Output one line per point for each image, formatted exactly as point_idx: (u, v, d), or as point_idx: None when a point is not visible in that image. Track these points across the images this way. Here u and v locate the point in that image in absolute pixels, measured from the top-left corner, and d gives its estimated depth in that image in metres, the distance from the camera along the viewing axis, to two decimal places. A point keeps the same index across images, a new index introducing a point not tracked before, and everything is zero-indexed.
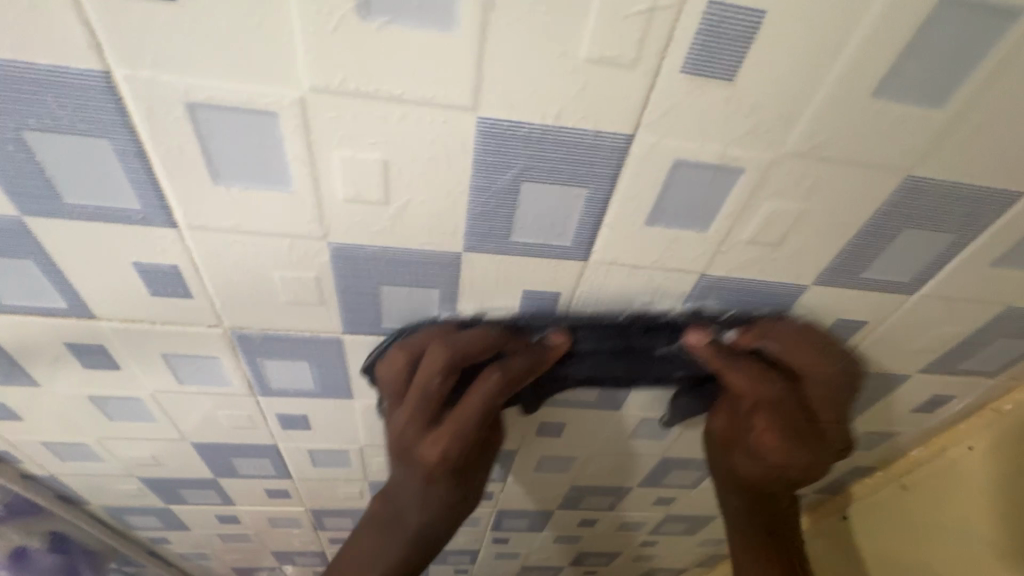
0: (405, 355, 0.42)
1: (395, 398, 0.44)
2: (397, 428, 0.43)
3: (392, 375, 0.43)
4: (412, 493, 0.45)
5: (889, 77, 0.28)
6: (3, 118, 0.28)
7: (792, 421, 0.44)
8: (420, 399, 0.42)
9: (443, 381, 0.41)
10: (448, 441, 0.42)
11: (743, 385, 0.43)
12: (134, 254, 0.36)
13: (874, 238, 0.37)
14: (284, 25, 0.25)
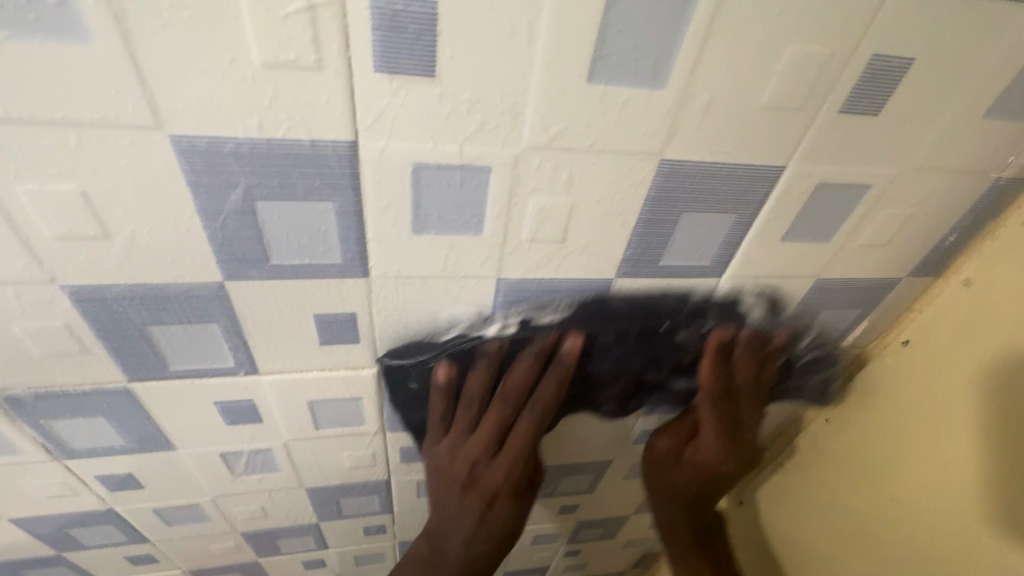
0: (448, 379, 0.44)
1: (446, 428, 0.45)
2: (460, 465, 0.45)
3: (457, 428, 0.45)
4: (490, 483, 0.46)
5: (596, 62, 0.28)
6: None
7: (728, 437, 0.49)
8: (480, 431, 0.44)
9: (512, 415, 0.44)
10: (513, 453, 0.45)
11: (744, 378, 0.48)
12: None
13: (657, 224, 0.37)
14: None
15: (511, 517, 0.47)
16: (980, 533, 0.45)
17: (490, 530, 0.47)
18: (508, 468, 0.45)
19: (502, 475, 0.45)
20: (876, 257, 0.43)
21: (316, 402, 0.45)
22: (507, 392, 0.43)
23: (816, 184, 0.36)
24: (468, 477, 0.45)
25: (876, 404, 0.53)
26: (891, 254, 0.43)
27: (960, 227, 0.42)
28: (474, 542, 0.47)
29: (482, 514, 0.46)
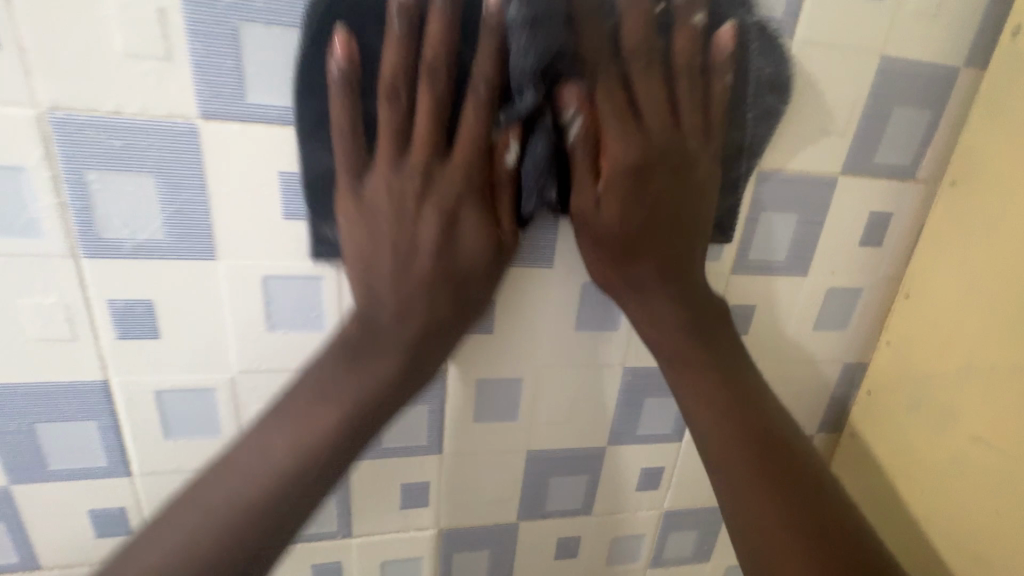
0: (394, 178, 0.38)
1: (355, 335, 0.41)
2: (379, 292, 0.40)
3: (376, 216, 0.39)
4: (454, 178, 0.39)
5: (580, 322, 0.50)
6: (26, 418, 0.42)
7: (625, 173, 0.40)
8: (411, 214, 0.39)
9: (481, 192, 0.40)
10: (470, 267, 0.41)
11: (658, 141, 0.40)
12: (91, 503, 0.47)
13: (630, 407, 0.56)
14: (223, 341, 0.43)
15: (455, 316, 0.42)
16: (930, 235, 0.53)
17: (405, 366, 0.42)
18: (469, 269, 0.41)
19: (460, 273, 0.41)
20: None
21: (386, 561, 0.58)
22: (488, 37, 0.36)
23: None
24: (368, 260, 0.40)
25: (890, 381, 0.58)
26: (797, 417, 0.62)
27: (837, 396, 0.62)
28: (380, 389, 0.41)
29: (430, 309, 0.41)
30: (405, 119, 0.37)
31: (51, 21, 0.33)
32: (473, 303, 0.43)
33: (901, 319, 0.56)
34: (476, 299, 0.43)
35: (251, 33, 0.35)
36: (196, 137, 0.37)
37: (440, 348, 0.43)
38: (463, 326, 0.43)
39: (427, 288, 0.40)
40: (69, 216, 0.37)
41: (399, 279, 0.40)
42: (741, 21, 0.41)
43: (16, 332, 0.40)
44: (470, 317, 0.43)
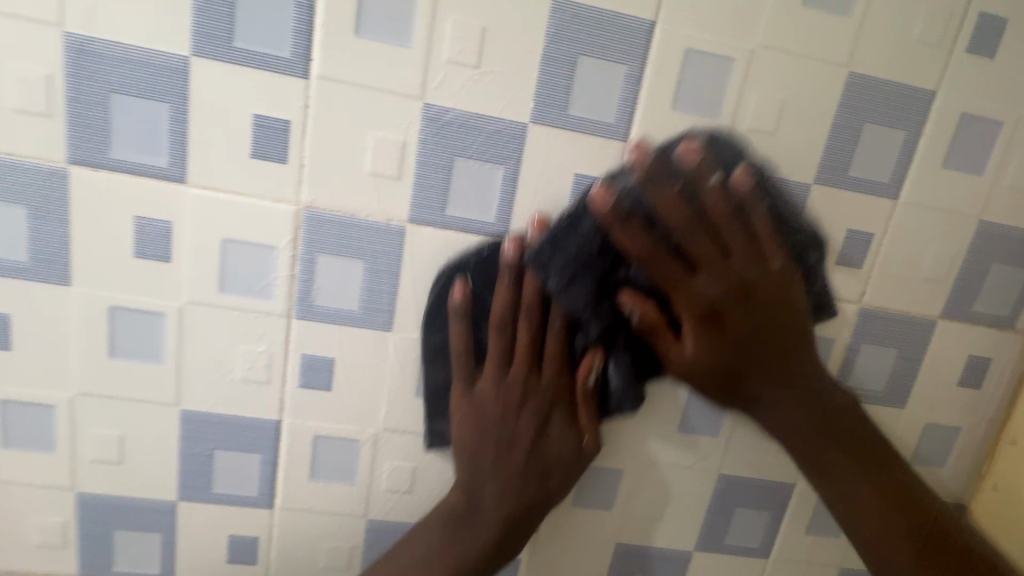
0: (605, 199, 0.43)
1: (509, 317, 0.47)
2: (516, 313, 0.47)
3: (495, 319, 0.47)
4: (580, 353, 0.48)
5: (682, 423, 0.55)
6: (210, 443, 0.51)
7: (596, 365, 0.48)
8: (526, 296, 0.46)
9: (540, 333, 0.48)
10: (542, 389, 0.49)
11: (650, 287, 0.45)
12: (233, 528, 0.53)
13: (720, 514, 0.58)
14: (376, 402, 0.51)
15: (552, 394, 0.49)
16: None
17: (509, 435, 0.50)
18: (536, 409, 0.50)
19: (547, 394, 0.49)
20: None
21: None
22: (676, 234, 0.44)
23: (816, 499, 0.59)
24: (509, 355, 0.48)
25: (995, 525, 0.57)
26: None
27: None
28: (481, 449, 0.49)
29: (509, 412, 0.49)
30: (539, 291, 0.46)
31: (326, 148, 0.44)
32: (575, 422, 0.50)
33: (1005, 463, 0.57)
34: (482, 495, 0.50)
35: (460, 166, 0.46)
36: (402, 235, 0.47)
37: (517, 479, 0.50)
38: (578, 441, 0.50)
39: (537, 397, 0.49)
40: (293, 286, 0.47)
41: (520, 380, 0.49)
42: (846, 185, 0.49)
43: (226, 372, 0.49)
44: (584, 441, 0.50)
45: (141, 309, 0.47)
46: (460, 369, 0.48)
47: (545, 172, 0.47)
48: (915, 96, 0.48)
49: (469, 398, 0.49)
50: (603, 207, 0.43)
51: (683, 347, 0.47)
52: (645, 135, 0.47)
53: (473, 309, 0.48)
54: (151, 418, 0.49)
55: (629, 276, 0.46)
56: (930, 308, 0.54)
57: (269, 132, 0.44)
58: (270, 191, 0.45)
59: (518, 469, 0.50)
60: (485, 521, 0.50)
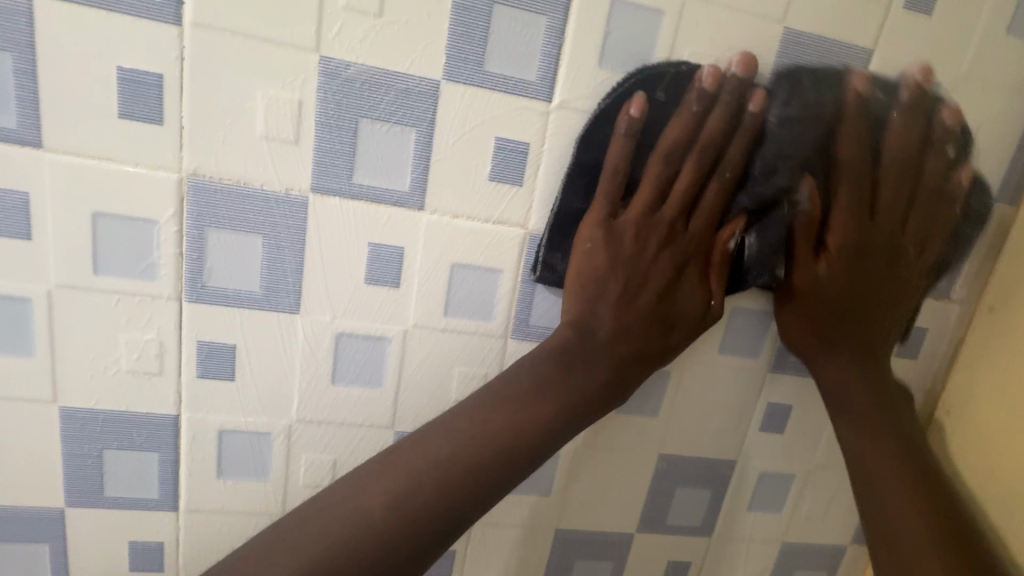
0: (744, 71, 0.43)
1: (682, 148, 0.44)
2: (687, 174, 0.45)
3: (589, 261, 0.45)
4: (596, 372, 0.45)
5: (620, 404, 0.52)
6: (99, 442, 0.45)
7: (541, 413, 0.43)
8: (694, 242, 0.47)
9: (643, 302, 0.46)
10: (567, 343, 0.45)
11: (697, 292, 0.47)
12: (133, 534, 0.48)
13: (660, 495, 0.56)
14: (287, 391, 0.46)
15: (688, 277, 0.47)
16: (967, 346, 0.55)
17: (632, 294, 0.46)
18: (576, 382, 0.44)
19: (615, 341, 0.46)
20: (820, 525, 0.61)
21: None
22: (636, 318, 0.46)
23: (758, 476, 0.57)
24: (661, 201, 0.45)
25: None
26: (830, 525, 0.61)
27: None
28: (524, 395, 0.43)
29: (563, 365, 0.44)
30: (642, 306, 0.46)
31: (208, 107, 0.39)
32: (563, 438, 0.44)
33: (940, 432, 0.57)
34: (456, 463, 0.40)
35: (368, 130, 0.41)
36: (306, 207, 0.42)
37: (635, 330, 0.46)
38: (706, 300, 0.48)
39: (674, 251, 0.47)
40: (182, 265, 0.42)
41: (644, 231, 0.46)
42: None
43: (111, 363, 0.43)
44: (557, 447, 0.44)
45: (2, 296, 0.41)
46: (602, 201, 0.44)
47: (464, 136, 0.43)
48: (854, 56, 0.46)
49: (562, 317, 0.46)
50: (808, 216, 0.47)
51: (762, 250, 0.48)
52: (571, 96, 0.43)
53: (646, 133, 0.44)
54: (24, 417, 0.44)
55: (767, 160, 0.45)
56: None
57: (139, 88, 0.38)
58: (145, 157, 0.39)
59: (642, 317, 0.46)
60: (576, 386, 0.44)
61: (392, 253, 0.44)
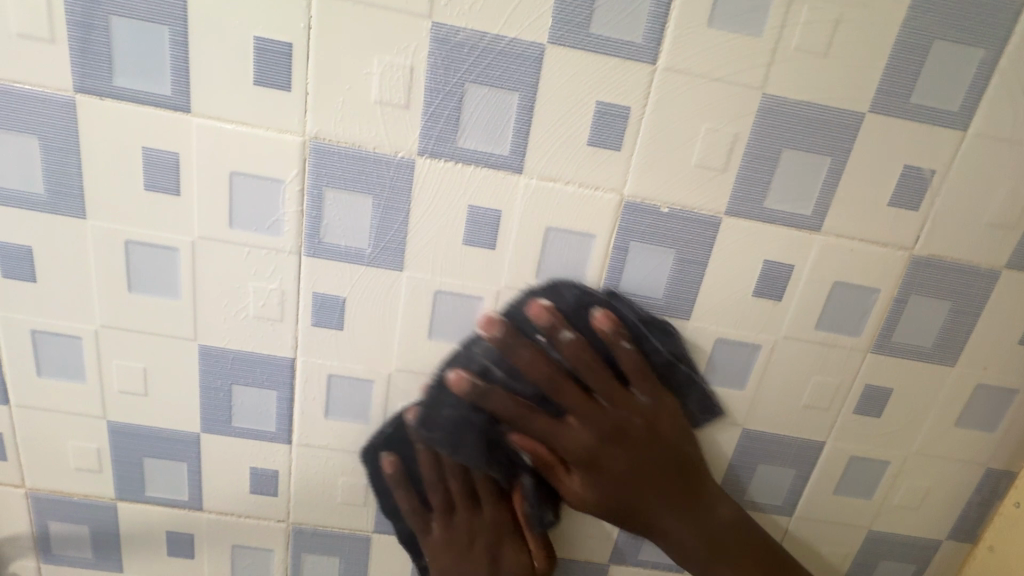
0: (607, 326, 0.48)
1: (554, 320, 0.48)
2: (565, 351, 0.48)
3: (406, 501, 0.54)
4: (484, 530, 0.54)
5: (706, 373, 0.52)
6: (229, 378, 0.51)
7: (491, 539, 0.54)
8: (451, 517, 0.54)
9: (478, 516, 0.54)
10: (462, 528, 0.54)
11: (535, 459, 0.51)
12: (254, 461, 0.55)
13: (742, 468, 0.56)
14: (388, 343, 0.50)
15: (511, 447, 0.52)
16: None
17: (471, 572, 0.54)
18: (492, 514, 0.54)
19: (490, 527, 0.54)
20: (914, 516, 0.58)
21: None
22: (442, 558, 0.54)
23: (848, 458, 0.55)
24: (444, 509, 0.54)
25: None
26: (925, 517, 0.58)
27: (975, 502, 0.57)
28: (457, 519, 0.54)
29: (474, 514, 0.54)
30: (465, 494, 0.53)
31: (330, 73, 0.42)
32: (522, 536, 0.54)
33: None
34: (476, 541, 0.54)
35: (472, 94, 0.43)
36: (412, 169, 0.45)
37: (494, 517, 0.54)
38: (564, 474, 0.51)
39: (484, 522, 0.54)
40: (303, 222, 0.46)
41: (460, 497, 0.53)
42: (907, 115, 0.44)
43: (240, 309, 0.49)
44: (536, 562, 0.54)
45: (155, 244, 0.47)
46: (426, 472, 0.53)
47: (565, 100, 0.43)
48: (999, 6, 0.41)
49: (443, 540, 0.54)
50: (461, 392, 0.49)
51: (568, 481, 0.51)
52: (676, 57, 0.42)
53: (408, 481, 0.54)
54: (170, 352, 0.50)
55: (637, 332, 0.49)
56: (994, 256, 0.48)
57: (272, 56, 0.42)
58: (274, 121, 0.43)
59: (501, 522, 0.54)
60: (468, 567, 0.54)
61: (489, 215, 0.46)
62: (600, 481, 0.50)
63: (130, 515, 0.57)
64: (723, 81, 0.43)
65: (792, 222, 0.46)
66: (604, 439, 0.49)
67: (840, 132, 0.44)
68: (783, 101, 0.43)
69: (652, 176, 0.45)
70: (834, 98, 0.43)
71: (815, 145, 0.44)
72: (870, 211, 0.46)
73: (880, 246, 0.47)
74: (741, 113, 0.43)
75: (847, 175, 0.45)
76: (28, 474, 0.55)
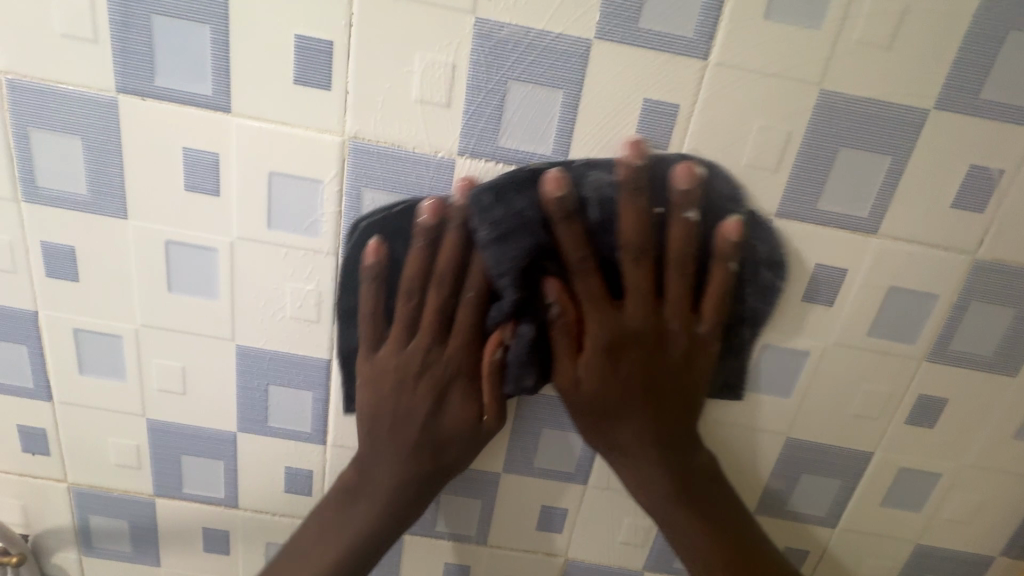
0: (561, 191, 0.41)
1: (453, 278, 0.45)
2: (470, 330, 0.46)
3: (402, 301, 0.46)
4: (439, 375, 0.47)
5: (751, 380, 0.50)
6: (265, 379, 0.51)
7: (464, 368, 0.47)
8: (409, 359, 0.47)
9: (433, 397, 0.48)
10: (436, 335, 0.46)
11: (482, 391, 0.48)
12: (289, 461, 0.55)
13: (785, 478, 0.54)
14: None
15: (626, 441, 0.48)
16: None
17: (411, 438, 0.49)
18: (452, 364, 0.47)
19: (455, 364, 0.47)
20: (965, 530, 0.56)
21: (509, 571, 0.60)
22: (380, 372, 0.47)
23: (897, 469, 0.53)
24: (446, 321, 0.46)
25: None
26: (977, 531, 0.56)
27: None
28: (397, 396, 0.48)
29: (443, 343, 0.47)
30: (441, 327, 0.46)
31: (370, 71, 0.41)
32: (478, 393, 0.49)
33: None
34: (424, 375, 0.47)
35: (514, 92, 0.42)
36: (452, 170, 0.44)
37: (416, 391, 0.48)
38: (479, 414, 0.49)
39: (458, 363, 0.47)
40: (340, 222, 0.45)
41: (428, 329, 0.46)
42: (976, 113, 0.41)
43: (277, 309, 0.49)
44: (484, 418, 0.48)
45: (194, 244, 0.47)
46: (399, 317, 0.46)
47: (611, 98, 0.42)
48: None
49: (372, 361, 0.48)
50: (433, 216, 0.43)
51: (575, 365, 0.46)
52: (729, 51, 0.40)
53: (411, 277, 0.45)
54: (208, 352, 0.50)
55: (602, 218, 0.43)
56: None
57: (312, 54, 0.41)
58: (314, 120, 0.42)
59: (443, 387, 0.48)
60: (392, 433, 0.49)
61: None
62: (579, 397, 0.47)
63: (168, 511, 0.58)
64: (778, 77, 0.41)
65: (847, 224, 0.44)
66: (603, 393, 0.46)
67: (902, 131, 0.42)
68: (842, 98, 0.41)
69: (700, 176, 0.43)
70: (897, 95, 0.41)
71: (875, 145, 0.42)
72: (931, 214, 0.44)
73: (940, 250, 0.45)
74: (796, 110, 0.41)
75: (907, 176, 0.43)
76: (71, 470, 0.56)
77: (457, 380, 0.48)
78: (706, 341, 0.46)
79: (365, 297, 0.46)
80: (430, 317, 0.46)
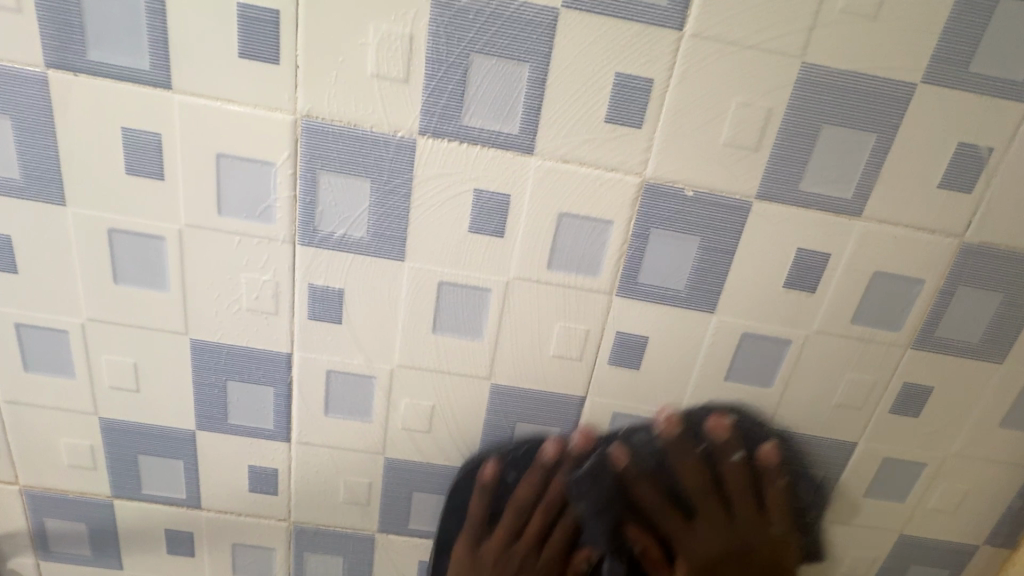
0: (675, 430, 0.49)
1: (552, 462, 0.50)
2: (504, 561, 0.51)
3: (482, 489, 0.51)
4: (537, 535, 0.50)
5: (730, 370, 0.48)
6: (223, 374, 0.49)
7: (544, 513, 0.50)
8: (506, 503, 0.50)
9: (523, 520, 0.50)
10: (540, 495, 0.50)
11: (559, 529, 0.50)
12: (252, 459, 0.52)
13: None
14: (390, 336, 0.47)
15: (692, 547, 0.50)
16: None
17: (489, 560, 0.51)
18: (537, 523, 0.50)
19: (541, 532, 0.50)
20: (947, 521, 0.55)
21: None
22: (495, 507, 0.51)
23: (881, 459, 0.52)
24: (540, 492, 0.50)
25: None
26: (959, 522, 0.55)
27: (1015, 507, 0.54)
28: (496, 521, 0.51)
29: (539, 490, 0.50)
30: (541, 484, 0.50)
31: (321, 44, 0.38)
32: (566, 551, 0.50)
33: None
34: (502, 518, 0.51)
35: (478, 67, 0.39)
36: (413, 150, 0.41)
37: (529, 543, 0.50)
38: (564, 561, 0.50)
39: (539, 513, 0.50)
40: (296, 208, 0.43)
41: (529, 501, 0.50)
42: (964, 86, 0.39)
43: (232, 301, 0.46)
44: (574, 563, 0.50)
45: (139, 232, 0.44)
46: (495, 471, 0.50)
47: (580, 71, 0.39)
48: None
49: (488, 483, 0.50)
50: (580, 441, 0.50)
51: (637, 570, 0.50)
52: (706, 21, 0.37)
53: (514, 458, 0.50)
54: (161, 346, 0.48)
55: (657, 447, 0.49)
56: None
57: (257, 25, 0.38)
58: (262, 97, 0.39)
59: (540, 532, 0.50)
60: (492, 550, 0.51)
61: (498, 200, 0.42)
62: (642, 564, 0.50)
63: (127, 512, 0.55)
64: (757, 48, 0.38)
65: (830, 206, 0.42)
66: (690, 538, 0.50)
67: (887, 106, 0.40)
68: (824, 71, 0.39)
69: (675, 156, 0.41)
70: (882, 66, 0.39)
71: (859, 121, 0.40)
72: (917, 194, 0.42)
73: (926, 233, 0.43)
74: (778, 85, 0.39)
75: (893, 154, 0.41)
76: (21, 470, 0.54)
77: (540, 517, 0.50)
78: (778, 530, 0.52)
79: (489, 463, 0.50)
80: (532, 484, 0.50)
